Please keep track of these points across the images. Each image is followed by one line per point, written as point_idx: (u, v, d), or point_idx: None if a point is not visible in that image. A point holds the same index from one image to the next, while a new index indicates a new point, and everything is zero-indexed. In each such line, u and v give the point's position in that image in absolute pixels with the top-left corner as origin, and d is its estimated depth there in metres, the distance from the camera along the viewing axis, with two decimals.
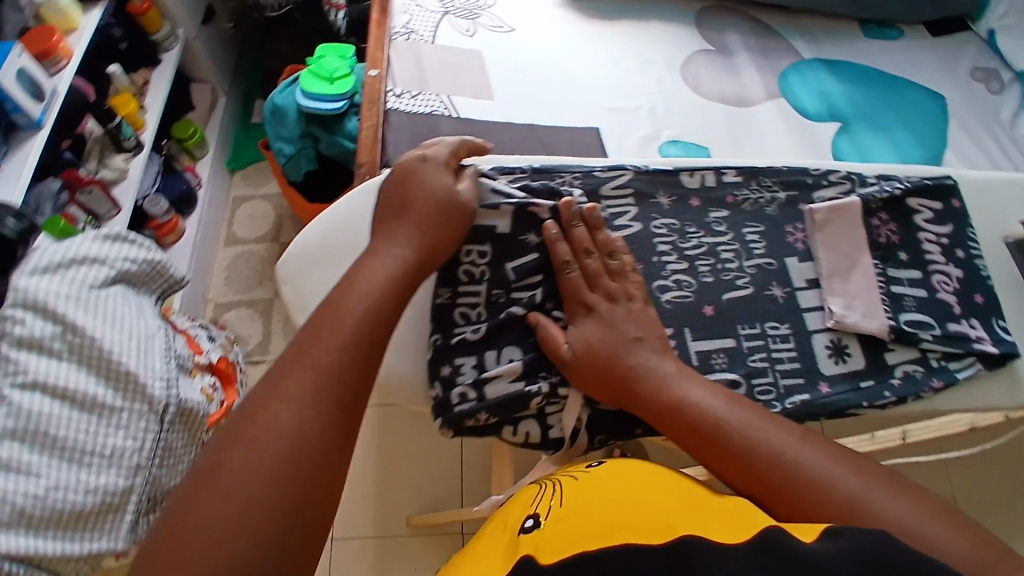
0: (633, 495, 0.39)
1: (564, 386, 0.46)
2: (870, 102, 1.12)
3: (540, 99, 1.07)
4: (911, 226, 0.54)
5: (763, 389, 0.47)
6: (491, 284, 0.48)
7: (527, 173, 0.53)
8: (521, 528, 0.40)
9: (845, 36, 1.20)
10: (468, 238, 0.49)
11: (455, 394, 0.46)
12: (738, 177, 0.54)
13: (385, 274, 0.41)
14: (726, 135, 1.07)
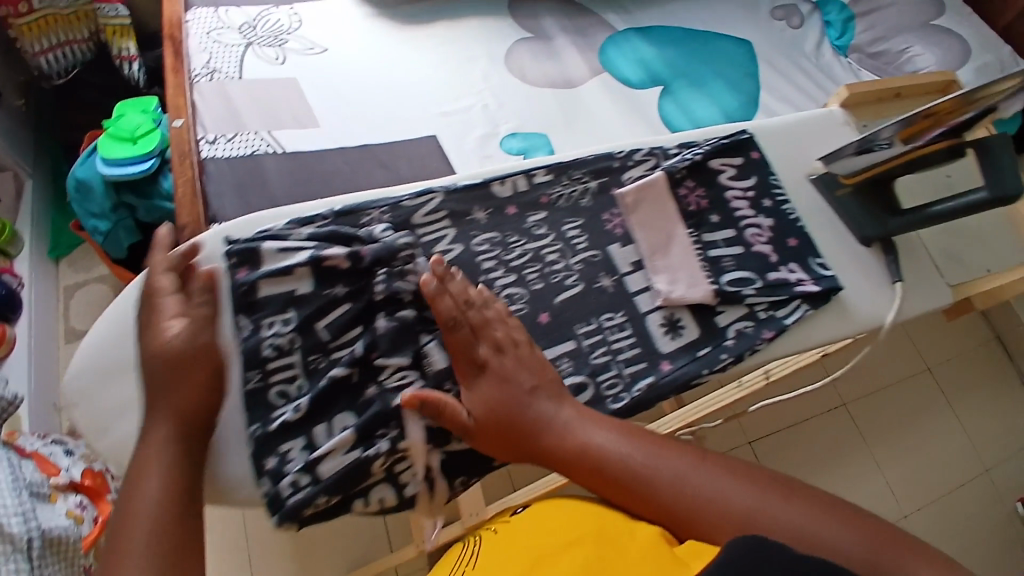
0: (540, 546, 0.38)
1: (405, 438, 0.42)
2: (683, 59, 1.17)
3: (370, 117, 1.03)
4: (717, 186, 0.56)
5: (610, 383, 0.47)
6: (306, 351, 0.44)
7: (329, 218, 0.49)
8: None
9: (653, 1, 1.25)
10: (266, 310, 0.45)
11: (286, 485, 0.41)
12: (548, 176, 0.54)
13: (176, 476, 0.37)
14: (560, 119, 1.09)
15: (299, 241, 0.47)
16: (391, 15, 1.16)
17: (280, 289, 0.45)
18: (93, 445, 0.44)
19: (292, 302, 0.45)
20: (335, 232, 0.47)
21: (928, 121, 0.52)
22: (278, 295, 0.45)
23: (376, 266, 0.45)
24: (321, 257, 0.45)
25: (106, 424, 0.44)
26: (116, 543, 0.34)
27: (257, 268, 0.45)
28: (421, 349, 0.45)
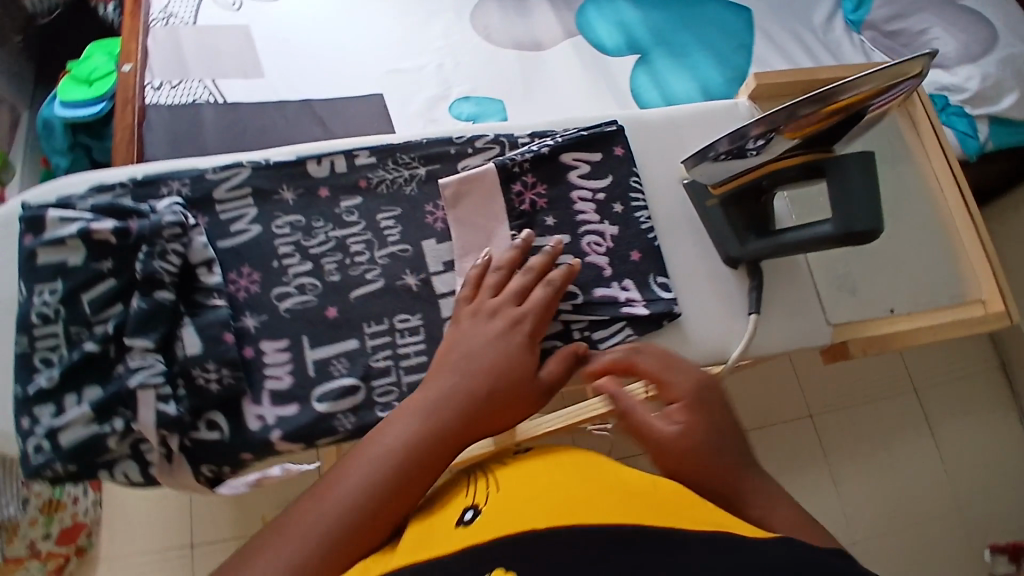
0: (607, 480, 0.33)
1: (137, 421, 0.41)
2: (667, 25, 1.07)
3: (315, 68, 0.99)
4: (562, 184, 0.50)
5: (384, 390, 0.45)
6: (68, 322, 0.44)
7: (127, 186, 0.48)
8: (461, 516, 0.32)
9: None
10: (37, 277, 0.44)
11: (29, 447, 0.42)
12: (372, 157, 0.50)
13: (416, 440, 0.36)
14: (518, 85, 1.01)
15: (88, 208, 0.46)
16: None
17: (55, 258, 0.44)
18: None
19: (61, 272, 0.44)
20: (119, 203, 0.46)
21: (815, 118, 0.41)
22: (53, 262, 0.44)
23: (139, 242, 0.44)
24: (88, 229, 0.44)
25: None
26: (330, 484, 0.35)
27: (41, 235, 0.45)
28: (178, 331, 0.43)
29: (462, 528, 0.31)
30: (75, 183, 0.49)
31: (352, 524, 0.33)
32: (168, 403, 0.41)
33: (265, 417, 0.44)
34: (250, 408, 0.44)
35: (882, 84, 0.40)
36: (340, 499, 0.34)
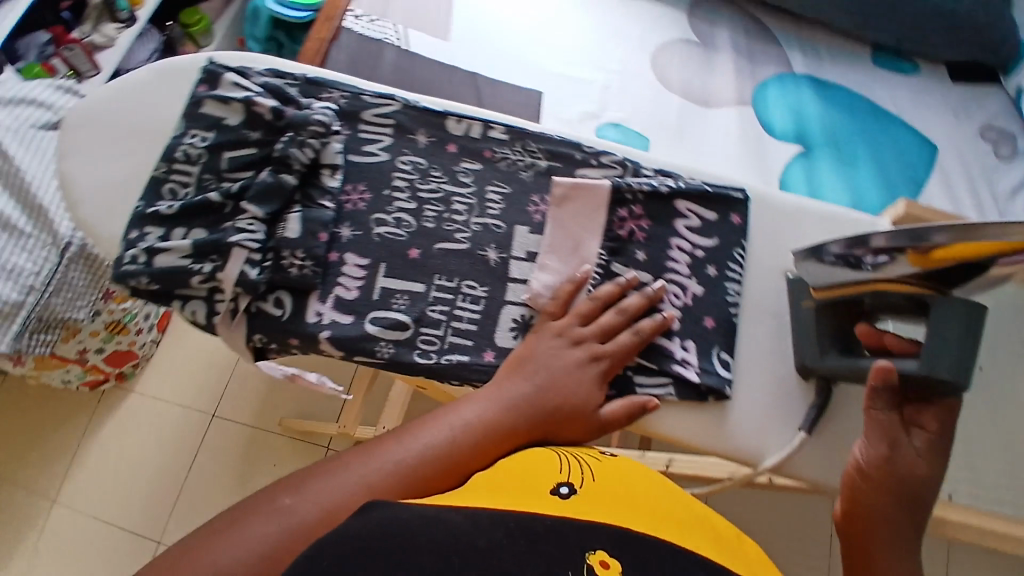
0: (667, 503, 0.39)
1: (221, 271, 0.46)
2: (846, 130, 1.03)
3: (493, 47, 1.07)
4: (667, 227, 0.51)
5: (427, 339, 0.47)
6: (205, 169, 0.49)
7: (297, 80, 0.53)
8: (556, 489, 0.36)
9: (853, 62, 1.10)
10: (197, 123, 0.51)
11: (128, 254, 0.47)
12: (504, 135, 0.53)
13: (486, 424, 0.41)
14: (671, 129, 1.02)
15: (262, 84, 0.52)
16: None
17: (218, 112, 0.50)
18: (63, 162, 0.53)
19: (218, 126, 0.50)
20: (288, 91, 0.51)
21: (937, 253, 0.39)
22: (214, 115, 0.50)
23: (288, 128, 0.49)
24: (253, 102, 0.50)
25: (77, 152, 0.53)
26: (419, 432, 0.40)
27: (215, 89, 0.51)
28: (286, 214, 0.48)
29: (557, 498, 0.35)
30: (261, 61, 0.55)
31: (426, 464, 0.38)
32: (253, 267, 0.46)
33: (321, 315, 0.47)
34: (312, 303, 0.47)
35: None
36: (423, 445, 0.39)
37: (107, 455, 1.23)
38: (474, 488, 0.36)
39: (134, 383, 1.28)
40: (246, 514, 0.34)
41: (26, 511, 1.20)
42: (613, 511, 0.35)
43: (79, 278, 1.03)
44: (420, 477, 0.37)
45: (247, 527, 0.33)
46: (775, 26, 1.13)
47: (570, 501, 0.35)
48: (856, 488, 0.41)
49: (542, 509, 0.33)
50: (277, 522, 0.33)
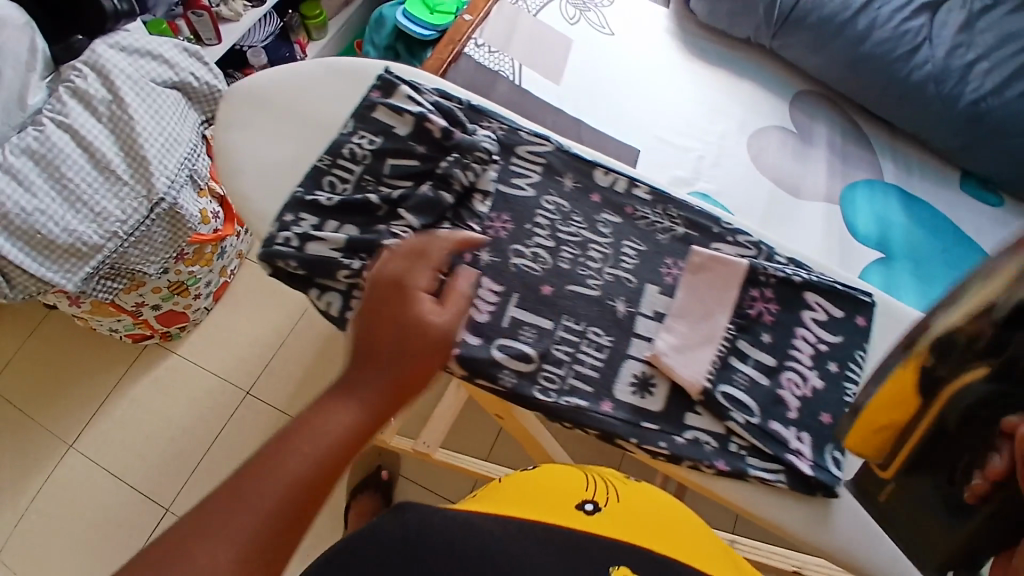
0: (661, 521, 0.56)
1: (368, 271, 0.52)
2: (929, 244, 1.05)
3: (599, 98, 1.11)
4: (793, 318, 0.55)
5: (551, 377, 0.52)
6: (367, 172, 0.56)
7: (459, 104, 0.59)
8: (583, 506, 0.54)
9: (939, 182, 1.11)
10: (363, 129, 0.57)
11: (281, 236, 0.54)
12: (649, 196, 0.58)
13: (359, 415, 0.46)
14: (759, 214, 1.05)
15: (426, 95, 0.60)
16: (690, 39, 1.19)
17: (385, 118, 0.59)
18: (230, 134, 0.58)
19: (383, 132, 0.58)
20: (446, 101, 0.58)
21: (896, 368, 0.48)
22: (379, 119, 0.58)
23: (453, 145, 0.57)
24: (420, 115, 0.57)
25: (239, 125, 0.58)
26: (310, 427, 0.44)
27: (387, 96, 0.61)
28: (435, 228, 0.55)
29: (586, 514, 0.52)
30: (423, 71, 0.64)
31: (327, 457, 0.44)
32: (397, 272, 0.51)
33: (459, 334, 0.52)
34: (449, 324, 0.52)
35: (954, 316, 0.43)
36: (321, 441, 0.44)
37: (134, 411, 1.23)
38: (508, 502, 0.54)
39: (177, 345, 1.29)
40: (201, 519, 0.39)
41: (42, 449, 1.20)
42: (624, 521, 0.53)
43: (159, 234, 1.04)
44: (322, 466, 0.43)
45: (209, 537, 0.39)
46: (872, 133, 1.15)
47: (595, 517, 0.52)
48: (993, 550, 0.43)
49: (571, 521, 0.51)
50: (235, 530, 0.39)
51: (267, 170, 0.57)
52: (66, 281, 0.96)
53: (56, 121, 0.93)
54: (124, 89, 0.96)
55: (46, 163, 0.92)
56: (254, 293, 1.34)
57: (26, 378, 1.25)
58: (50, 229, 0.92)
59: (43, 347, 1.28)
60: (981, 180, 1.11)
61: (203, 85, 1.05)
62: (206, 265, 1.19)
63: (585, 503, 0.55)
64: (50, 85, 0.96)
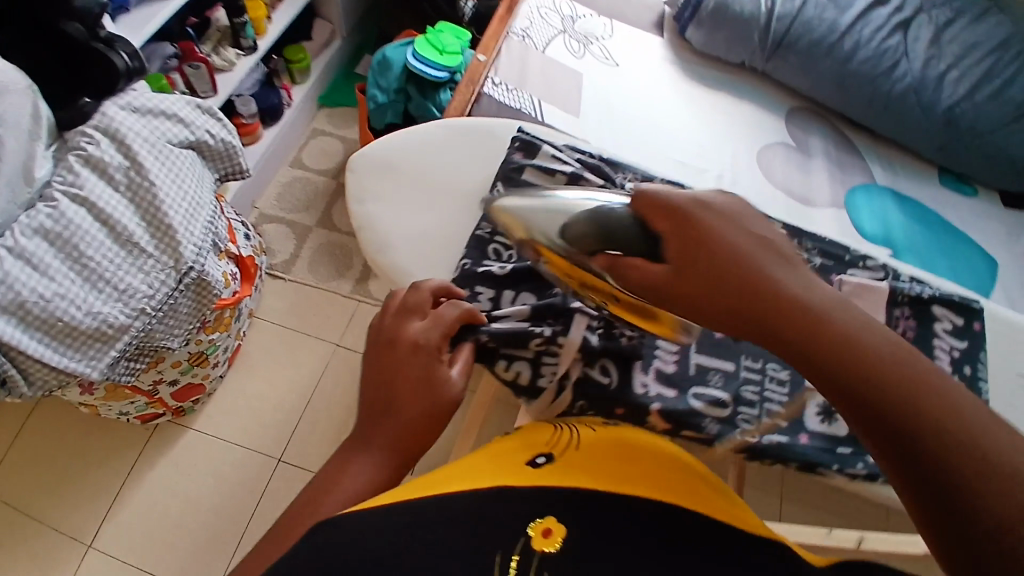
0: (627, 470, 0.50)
1: (562, 336, 0.64)
2: (925, 241, 1.12)
3: (617, 126, 1.14)
4: (928, 328, 0.58)
5: (744, 418, 0.63)
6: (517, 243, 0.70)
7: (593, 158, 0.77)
8: (534, 461, 0.51)
9: (922, 179, 1.21)
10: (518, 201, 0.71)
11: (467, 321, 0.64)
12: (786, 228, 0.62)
13: (385, 472, 0.49)
14: (782, 214, 1.09)
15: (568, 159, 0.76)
16: (687, 66, 1.26)
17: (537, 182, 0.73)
18: (361, 206, 0.73)
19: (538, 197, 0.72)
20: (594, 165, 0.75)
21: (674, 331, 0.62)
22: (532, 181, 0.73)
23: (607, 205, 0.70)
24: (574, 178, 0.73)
25: (366, 196, 0.74)
26: (342, 472, 0.48)
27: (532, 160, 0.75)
28: None
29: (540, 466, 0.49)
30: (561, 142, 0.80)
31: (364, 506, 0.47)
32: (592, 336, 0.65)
33: (646, 386, 0.64)
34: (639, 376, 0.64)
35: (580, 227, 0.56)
36: (353, 485, 0.48)
37: (155, 497, 1.14)
38: (455, 476, 0.49)
39: (192, 420, 1.21)
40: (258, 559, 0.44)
41: (53, 553, 1.08)
42: (570, 467, 0.49)
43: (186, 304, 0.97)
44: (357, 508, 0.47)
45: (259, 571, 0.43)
46: (858, 140, 1.24)
47: (542, 469, 0.49)
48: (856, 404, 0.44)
49: (528, 480, 0.47)
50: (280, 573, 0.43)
51: (422, 239, 0.71)
52: (92, 370, 0.86)
53: (70, 195, 0.84)
54: (142, 152, 0.89)
55: (63, 243, 0.83)
56: (269, 354, 1.28)
57: (26, 476, 1.14)
58: (71, 315, 0.82)
59: (40, 442, 1.17)
60: (957, 175, 1.22)
61: (218, 142, 1.00)
62: (224, 330, 1.12)
63: (538, 456, 0.52)
64: (57, 154, 0.88)
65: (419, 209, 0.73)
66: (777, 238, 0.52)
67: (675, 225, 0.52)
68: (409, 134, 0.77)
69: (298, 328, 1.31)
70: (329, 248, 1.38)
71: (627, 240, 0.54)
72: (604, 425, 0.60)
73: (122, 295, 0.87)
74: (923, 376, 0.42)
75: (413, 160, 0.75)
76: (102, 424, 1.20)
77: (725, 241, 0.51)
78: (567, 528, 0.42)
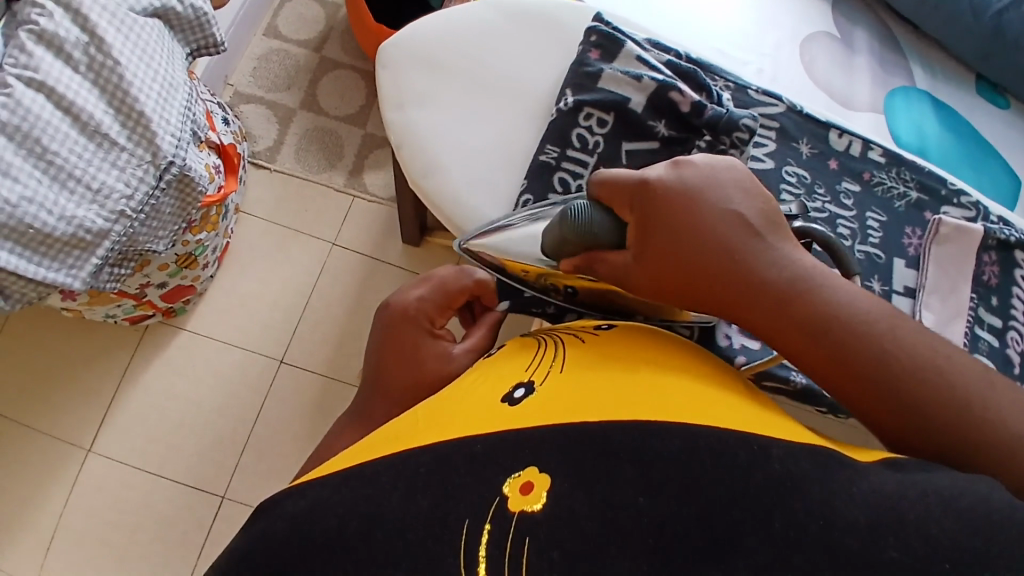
0: (614, 378, 0.46)
1: None
2: (958, 151, 1.01)
3: (648, 4, 1.01)
4: (1010, 276, 0.65)
5: None
6: (602, 153, 0.67)
7: (681, 58, 0.71)
8: (512, 397, 0.46)
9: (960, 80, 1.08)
10: (596, 106, 0.67)
11: None
12: (881, 158, 0.68)
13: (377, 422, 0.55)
14: (820, 104, 1.01)
15: (654, 60, 0.70)
16: None
17: (615, 91, 0.67)
18: (404, 108, 0.70)
19: (616, 109, 0.67)
20: (685, 67, 0.69)
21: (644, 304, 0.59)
22: (613, 94, 0.67)
23: (701, 124, 0.66)
24: (662, 86, 0.66)
25: (411, 98, 0.70)
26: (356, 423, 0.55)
27: (611, 63, 0.69)
28: None
29: (513, 405, 0.44)
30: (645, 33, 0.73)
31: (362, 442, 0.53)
32: None
33: (730, 337, 0.63)
34: (722, 329, 0.63)
35: (556, 238, 0.55)
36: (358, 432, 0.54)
37: (153, 397, 1.11)
38: (433, 422, 0.44)
39: (184, 320, 1.16)
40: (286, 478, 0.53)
41: (54, 457, 1.07)
42: (552, 398, 0.44)
43: (168, 202, 0.85)
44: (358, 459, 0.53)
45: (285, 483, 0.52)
46: (901, 34, 1.10)
47: (520, 408, 0.44)
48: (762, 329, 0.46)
49: (497, 425, 0.42)
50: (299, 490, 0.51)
51: (473, 152, 0.68)
52: (73, 280, 0.77)
53: (25, 80, 0.72)
54: (99, 23, 0.75)
55: (23, 137, 0.71)
56: (260, 251, 1.21)
57: (15, 377, 1.11)
58: (38, 217, 0.72)
59: (27, 343, 1.12)
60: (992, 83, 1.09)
61: (187, 8, 0.84)
62: (212, 229, 1.02)
63: (517, 390, 0.48)
64: (8, 31, 0.75)
65: (466, 113, 0.70)
66: (756, 209, 0.49)
67: (649, 201, 0.52)
68: (458, 19, 0.73)
69: (290, 225, 1.22)
70: (318, 136, 1.27)
71: (598, 235, 0.54)
72: (596, 332, 0.56)
73: (96, 196, 0.76)
74: (899, 357, 0.42)
75: (458, 55, 0.71)
76: (90, 324, 1.14)
77: (696, 215, 0.49)
78: (551, 481, 0.37)
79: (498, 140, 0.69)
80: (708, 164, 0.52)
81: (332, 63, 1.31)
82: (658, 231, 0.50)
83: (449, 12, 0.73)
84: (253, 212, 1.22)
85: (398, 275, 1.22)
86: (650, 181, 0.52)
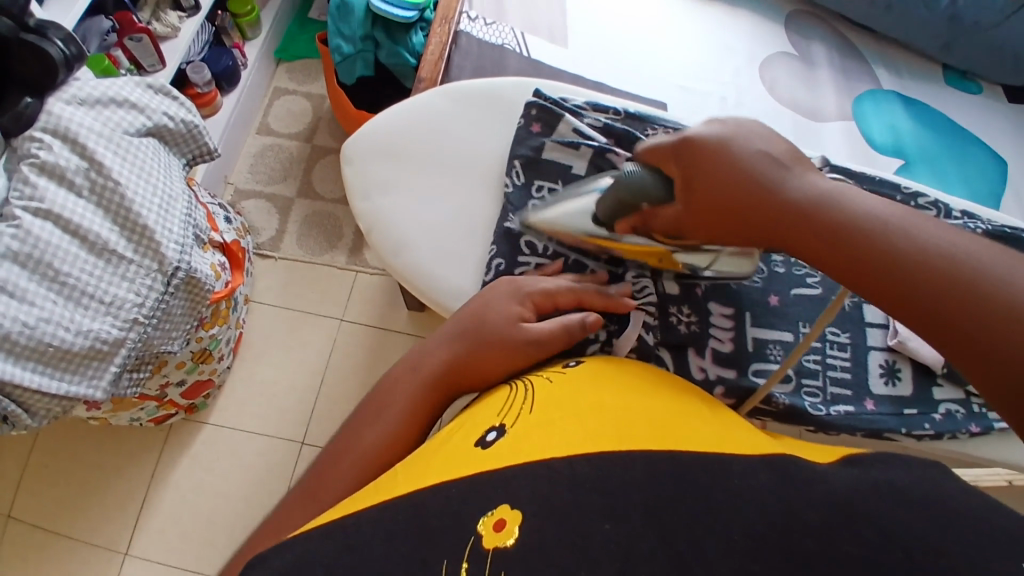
0: (576, 412, 0.49)
1: (615, 338, 0.68)
2: (937, 146, 1.02)
3: (609, 54, 1.06)
4: None
5: (812, 392, 0.68)
6: None
7: (621, 115, 0.81)
8: (481, 443, 0.48)
9: (927, 77, 1.10)
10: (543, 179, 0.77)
11: None
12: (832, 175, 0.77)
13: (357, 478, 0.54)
14: (789, 123, 1.03)
15: (590, 124, 0.80)
16: None
17: (560, 160, 0.78)
18: (369, 196, 0.77)
19: (563, 180, 0.77)
20: (619, 130, 0.79)
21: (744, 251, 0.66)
22: (557, 164, 0.78)
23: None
24: (600, 151, 0.77)
25: (372, 188, 0.77)
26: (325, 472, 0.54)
27: (550, 134, 0.78)
28: None
29: (480, 450, 0.46)
30: (584, 96, 0.83)
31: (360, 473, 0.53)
32: (647, 333, 0.69)
33: (704, 370, 0.68)
34: (695, 361, 0.68)
35: (616, 201, 0.67)
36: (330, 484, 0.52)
37: (182, 494, 1.14)
38: (408, 478, 0.46)
39: (207, 413, 1.19)
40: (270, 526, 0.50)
41: (92, 565, 1.09)
42: (518, 440, 0.46)
43: (179, 305, 0.90)
44: None
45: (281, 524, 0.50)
46: (860, 42, 1.13)
47: (485, 453, 0.46)
48: (838, 258, 0.49)
49: (469, 466, 0.44)
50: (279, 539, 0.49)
51: (436, 230, 0.75)
52: (94, 390, 0.81)
53: (32, 210, 0.77)
54: (97, 149, 0.81)
55: (36, 263, 0.76)
56: (273, 337, 1.25)
57: (49, 492, 1.14)
58: (55, 336, 0.76)
59: (60, 454, 1.16)
60: (957, 72, 1.10)
61: (179, 124, 0.91)
62: (223, 322, 1.07)
63: (490, 433, 0.50)
64: (10, 166, 0.80)
65: (422, 195, 0.76)
66: (779, 146, 0.58)
67: (696, 153, 0.59)
68: (410, 105, 0.81)
69: (299, 307, 1.27)
70: (317, 220, 1.33)
71: (649, 194, 0.64)
72: (563, 371, 0.59)
73: (109, 309, 0.80)
74: (979, 277, 0.42)
75: (411, 142, 0.78)
76: (118, 429, 1.18)
77: (732, 164, 0.57)
78: (523, 515, 0.39)
79: (456, 217, 0.75)
80: (736, 122, 0.60)
81: (323, 150, 1.38)
82: (721, 186, 0.57)
83: (398, 106, 0.81)
84: (263, 299, 1.27)
85: (406, 341, 1.25)
86: (693, 136, 0.60)
